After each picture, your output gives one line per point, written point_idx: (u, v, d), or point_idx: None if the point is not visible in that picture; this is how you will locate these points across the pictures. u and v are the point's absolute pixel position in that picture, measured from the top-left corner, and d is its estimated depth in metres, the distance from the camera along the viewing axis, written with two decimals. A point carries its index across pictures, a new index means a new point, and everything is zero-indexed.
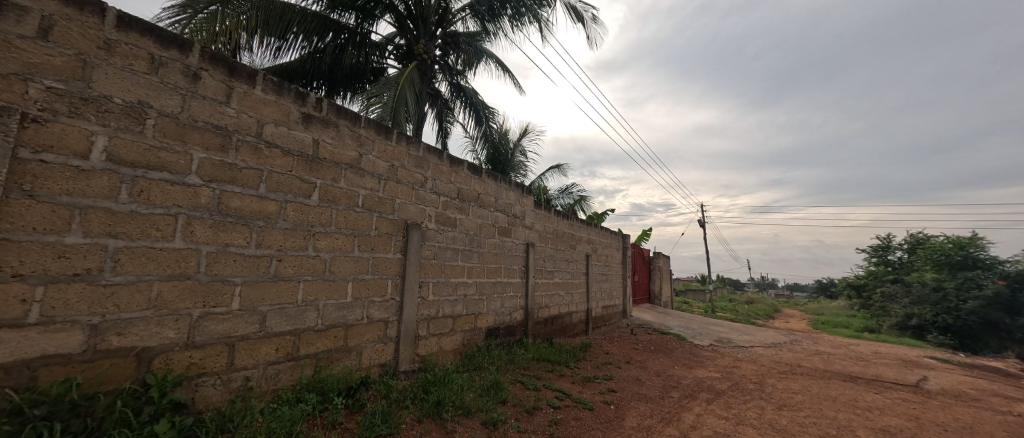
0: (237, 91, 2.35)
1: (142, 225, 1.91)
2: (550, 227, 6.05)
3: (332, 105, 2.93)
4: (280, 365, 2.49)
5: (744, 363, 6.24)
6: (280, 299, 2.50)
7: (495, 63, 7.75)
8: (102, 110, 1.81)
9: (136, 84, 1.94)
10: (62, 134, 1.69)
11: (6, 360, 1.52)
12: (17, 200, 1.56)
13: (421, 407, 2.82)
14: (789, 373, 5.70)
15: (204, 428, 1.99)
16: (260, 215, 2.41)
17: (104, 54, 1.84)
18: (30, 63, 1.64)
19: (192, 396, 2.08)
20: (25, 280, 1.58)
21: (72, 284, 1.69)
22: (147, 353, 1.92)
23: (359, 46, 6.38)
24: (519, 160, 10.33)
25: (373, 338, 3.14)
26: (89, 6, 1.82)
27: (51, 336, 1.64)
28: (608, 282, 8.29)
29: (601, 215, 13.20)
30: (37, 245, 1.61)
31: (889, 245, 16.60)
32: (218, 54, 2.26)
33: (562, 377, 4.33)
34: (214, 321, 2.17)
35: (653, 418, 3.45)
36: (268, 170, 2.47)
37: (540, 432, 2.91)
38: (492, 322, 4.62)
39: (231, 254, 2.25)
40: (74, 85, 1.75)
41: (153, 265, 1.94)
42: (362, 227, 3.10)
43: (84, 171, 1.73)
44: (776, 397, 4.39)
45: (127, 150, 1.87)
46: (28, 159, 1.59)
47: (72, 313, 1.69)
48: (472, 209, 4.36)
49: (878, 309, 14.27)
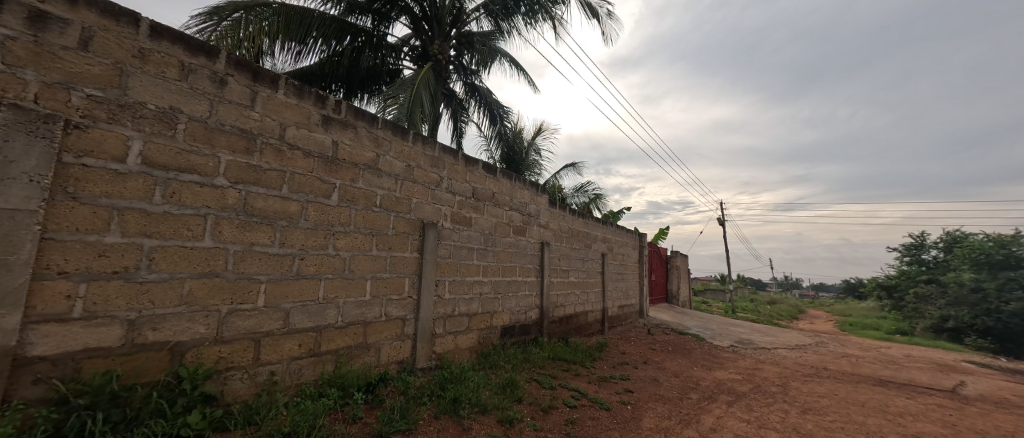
0: (261, 96, 2.43)
1: (174, 225, 2.00)
2: (566, 226, 6.03)
3: (351, 107, 2.99)
4: (302, 360, 2.57)
5: (766, 365, 6.07)
6: (302, 296, 2.58)
7: (509, 63, 7.77)
8: (137, 116, 1.91)
9: (169, 91, 2.03)
10: (101, 139, 1.79)
11: (53, 352, 1.63)
12: (61, 202, 1.66)
13: (439, 404, 2.85)
14: (814, 376, 5.51)
15: (232, 420, 2.08)
16: (283, 215, 2.49)
17: (138, 63, 1.93)
18: (72, 73, 1.75)
19: (221, 388, 2.16)
20: (69, 277, 1.68)
21: (111, 281, 1.79)
22: (180, 347, 2.01)
23: (376, 49, 6.44)
24: (534, 158, 10.28)
25: (391, 335, 3.20)
26: (125, 17, 1.92)
27: (93, 330, 1.73)
28: (625, 282, 8.20)
29: (617, 213, 13.03)
30: (80, 244, 1.71)
31: (923, 243, 15.79)
32: (243, 60, 2.35)
33: (578, 376, 4.31)
34: (241, 317, 2.26)
35: (672, 420, 3.40)
36: (290, 171, 2.55)
37: (556, 431, 2.90)
38: (508, 321, 4.64)
39: (256, 253, 2.34)
40: (112, 92, 1.84)
41: (184, 264, 2.03)
42: (380, 227, 3.16)
43: (121, 174, 1.83)
44: (801, 400, 4.26)
45: (161, 153, 1.96)
46: (71, 164, 1.70)
47: (112, 308, 1.79)
48: (487, 208, 4.39)
49: (911, 311, 13.62)
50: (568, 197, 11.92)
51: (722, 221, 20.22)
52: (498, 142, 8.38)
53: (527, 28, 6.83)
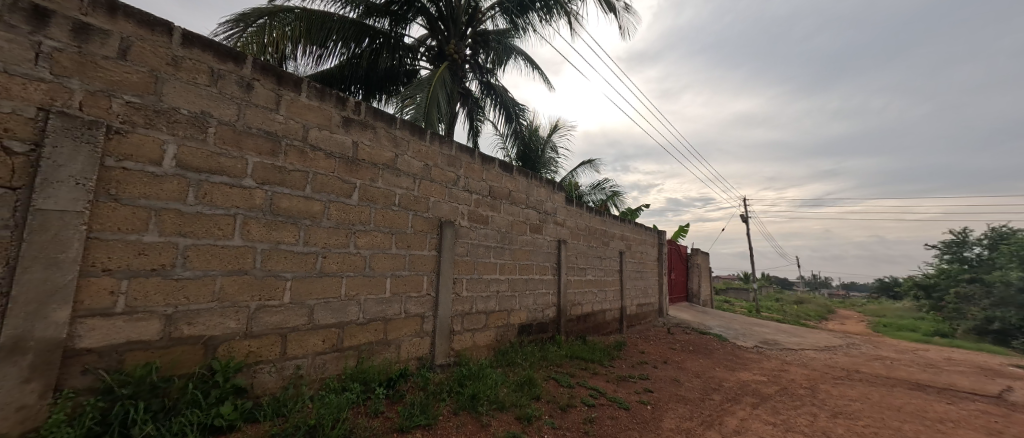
0: (285, 99, 2.51)
1: (207, 225, 2.09)
2: (582, 224, 5.98)
3: (370, 108, 3.04)
4: (326, 355, 2.65)
5: (792, 367, 5.86)
6: (325, 293, 2.65)
7: (525, 61, 7.75)
8: (171, 121, 2.00)
9: (201, 96, 2.12)
10: (139, 143, 1.89)
11: (99, 344, 1.73)
12: (105, 203, 1.76)
13: (457, 400, 2.88)
14: (845, 379, 5.28)
15: (262, 412, 2.17)
16: (307, 215, 2.57)
17: (172, 70, 2.02)
18: (113, 81, 1.84)
19: (251, 381, 2.25)
20: (113, 274, 1.78)
21: (151, 278, 1.89)
22: (213, 341, 2.10)
23: (393, 50, 6.55)
24: (550, 156, 10.21)
25: (411, 332, 3.26)
26: (159, 26, 2.01)
27: (134, 324, 1.84)
28: (644, 280, 8.06)
29: (635, 210, 12.82)
30: (122, 243, 1.81)
31: (965, 240, 14.84)
32: (268, 65, 2.43)
33: (596, 375, 4.27)
34: (269, 313, 2.35)
35: (694, 421, 3.33)
36: (312, 171, 2.62)
37: (574, 430, 2.88)
38: (525, 319, 4.65)
39: (282, 251, 2.42)
40: (148, 98, 1.94)
41: (216, 261, 2.12)
42: (400, 225, 3.22)
43: (158, 177, 1.93)
44: (831, 403, 4.09)
45: (193, 156, 2.05)
46: (113, 167, 1.80)
47: (151, 304, 1.89)
48: (504, 206, 4.40)
49: (952, 312, 12.86)
50: (584, 194, 11.80)
51: (745, 218, 19.57)
52: (514, 140, 8.37)
53: (542, 25, 6.79)
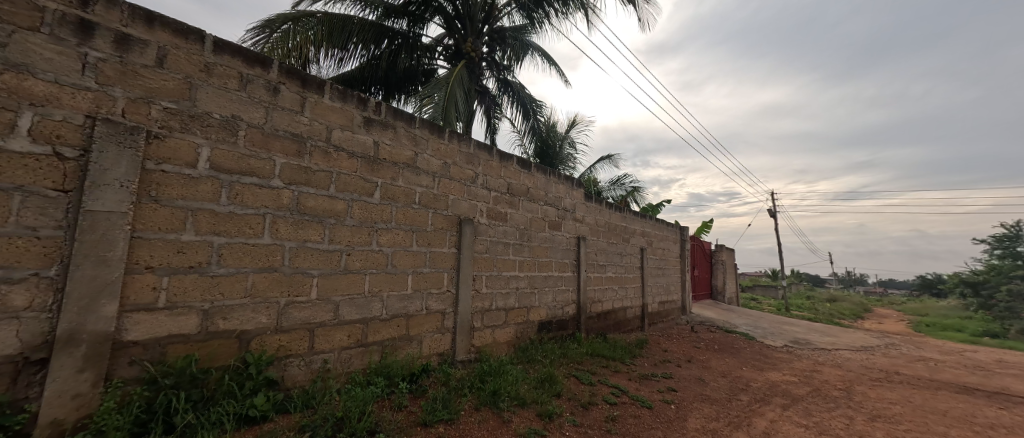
0: (309, 101, 2.58)
1: (239, 224, 2.18)
2: (602, 220, 5.90)
3: (390, 108, 3.09)
4: (352, 350, 2.72)
5: (825, 367, 5.61)
6: (350, 290, 2.72)
7: (542, 56, 7.70)
8: (205, 125, 2.10)
9: (231, 100, 2.21)
10: (176, 147, 1.98)
11: (144, 337, 1.84)
12: (147, 205, 1.87)
13: (479, 396, 2.91)
14: (883, 381, 5.00)
15: (293, 404, 2.25)
16: (331, 213, 2.64)
17: (205, 76, 2.11)
18: (151, 88, 1.95)
19: (282, 374, 2.35)
20: (154, 271, 1.88)
21: (188, 275, 1.99)
22: (246, 335, 2.20)
23: (411, 50, 6.64)
24: (567, 152, 10.11)
25: (432, 328, 3.30)
26: (192, 35, 2.10)
27: (174, 318, 1.94)
28: (666, 277, 7.89)
29: (656, 206, 12.54)
30: (162, 241, 1.91)
31: (1020, 234, 13.75)
32: (293, 68, 2.50)
33: (618, 373, 4.22)
34: (298, 308, 2.43)
35: (720, 422, 3.24)
36: (336, 171, 2.68)
37: (596, 428, 2.86)
38: (545, 316, 4.64)
39: (309, 249, 2.50)
40: (184, 104, 2.04)
41: (247, 259, 2.21)
42: (420, 223, 3.26)
43: (193, 179, 2.02)
44: (868, 406, 3.90)
45: (225, 159, 2.15)
46: (153, 170, 1.90)
47: (189, 299, 1.99)
48: (522, 203, 4.40)
49: (1003, 311, 11.99)
50: (603, 190, 11.64)
51: (773, 212, 18.79)
52: (532, 137, 8.32)
53: (558, 19, 6.72)
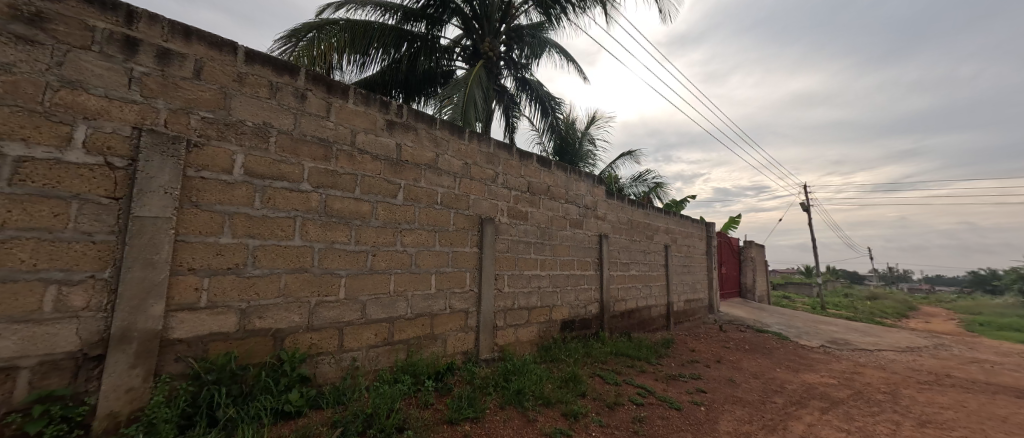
0: (335, 106, 2.65)
1: (271, 227, 2.27)
2: (625, 217, 5.79)
3: (411, 110, 3.13)
4: (378, 348, 2.78)
5: (866, 369, 5.30)
6: (376, 289, 2.79)
7: (560, 53, 7.64)
8: (239, 132, 2.19)
9: (263, 108, 2.30)
10: (213, 155, 2.08)
11: (188, 335, 1.95)
12: (188, 209, 1.97)
13: (503, 394, 2.92)
14: (934, 384, 4.68)
15: (325, 400, 2.33)
16: (357, 215, 2.70)
17: (238, 86, 2.21)
18: (191, 100, 2.05)
19: (314, 371, 2.43)
20: (196, 273, 1.98)
21: (227, 275, 2.09)
22: (280, 333, 2.29)
23: (430, 52, 6.72)
24: (587, 148, 9.96)
25: (455, 327, 3.34)
26: (226, 47, 2.20)
27: (215, 317, 2.04)
28: (691, 275, 7.68)
29: (680, 201, 12.20)
30: (202, 244, 2.01)
31: None
32: (319, 75, 2.58)
33: (644, 373, 4.14)
34: (327, 308, 2.51)
35: (753, 425, 3.12)
36: (361, 174, 2.75)
37: (623, 429, 2.81)
38: (568, 315, 4.60)
39: (336, 250, 2.57)
40: (220, 113, 2.13)
41: (280, 260, 2.30)
42: (442, 223, 3.30)
43: (230, 184, 2.12)
44: (917, 411, 3.66)
45: (258, 165, 2.24)
46: (193, 177, 2.00)
47: (228, 299, 2.08)
48: (543, 202, 4.38)
49: None
50: (624, 186, 11.43)
51: (807, 207, 17.87)
52: (550, 134, 8.29)
53: (576, 14, 6.64)
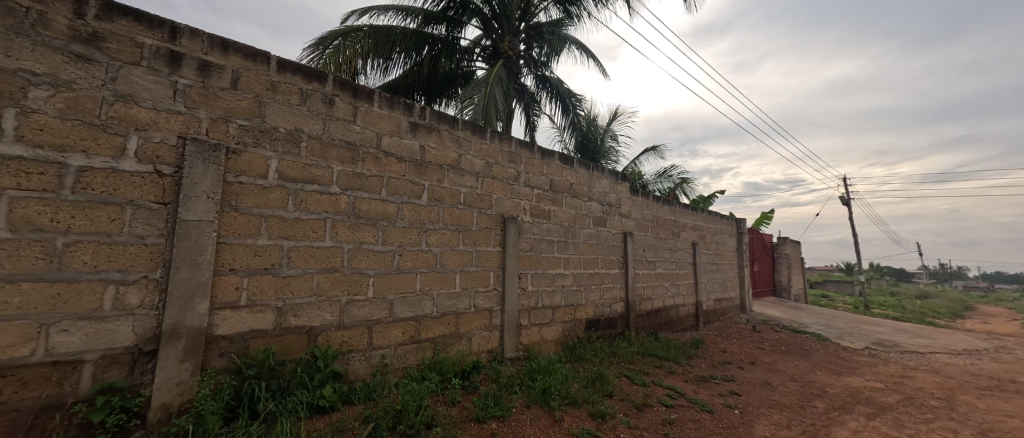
0: (361, 110, 2.73)
1: (304, 228, 2.36)
2: (650, 214, 5.65)
3: (434, 112, 3.18)
4: (406, 346, 2.84)
5: (917, 373, 4.94)
6: (403, 288, 2.85)
7: (580, 49, 7.54)
8: (272, 139, 2.29)
9: (294, 114, 2.40)
10: (250, 161, 2.18)
11: (231, 331, 2.05)
12: (228, 213, 2.08)
13: (529, 394, 2.91)
14: (996, 390, 4.30)
15: (357, 395, 2.40)
16: (383, 216, 2.77)
17: (271, 94, 2.31)
18: (229, 109, 2.16)
19: (346, 367, 2.51)
20: (236, 273, 2.09)
21: (264, 275, 2.19)
22: (314, 331, 2.38)
23: (450, 54, 6.80)
24: (609, 145, 9.78)
25: (480, 326, 3.37)
26: (260, 57, 2.30)
27: (254, 315, 2.14)
28: (721, 273, 7.40)
29: (708, 197, 11.77)
30: (241, 246, 2.11)
31: None
32: (346, 80, 2.66)
33: (673, 374, 4.03)
34: (357, 306, 2.59)
35: (792, 430, 2.98)
36: (386, 175, 2.81)
37: (653, 431, 2.75)
38: (593, 314, 4.54)
39: (365, 251, 2.65)
40: (256, 121, 2.24)
41: (312, 261, 2.39)
42: (466, 222, 3.33)
43: (265, 188, 2.22)
44: (978, 419, 3.38)
45: (291, 169, 2.34)
46: (233, 182, 2.11)
47: (266, 298, 2.19)
48: (565, 200, 4.34)
49: None
50: (648, 183, 11.16)
51: (845, 201, 16.90)
52: (572, 132, 8.21)
53: (597, 8, 6.54)
